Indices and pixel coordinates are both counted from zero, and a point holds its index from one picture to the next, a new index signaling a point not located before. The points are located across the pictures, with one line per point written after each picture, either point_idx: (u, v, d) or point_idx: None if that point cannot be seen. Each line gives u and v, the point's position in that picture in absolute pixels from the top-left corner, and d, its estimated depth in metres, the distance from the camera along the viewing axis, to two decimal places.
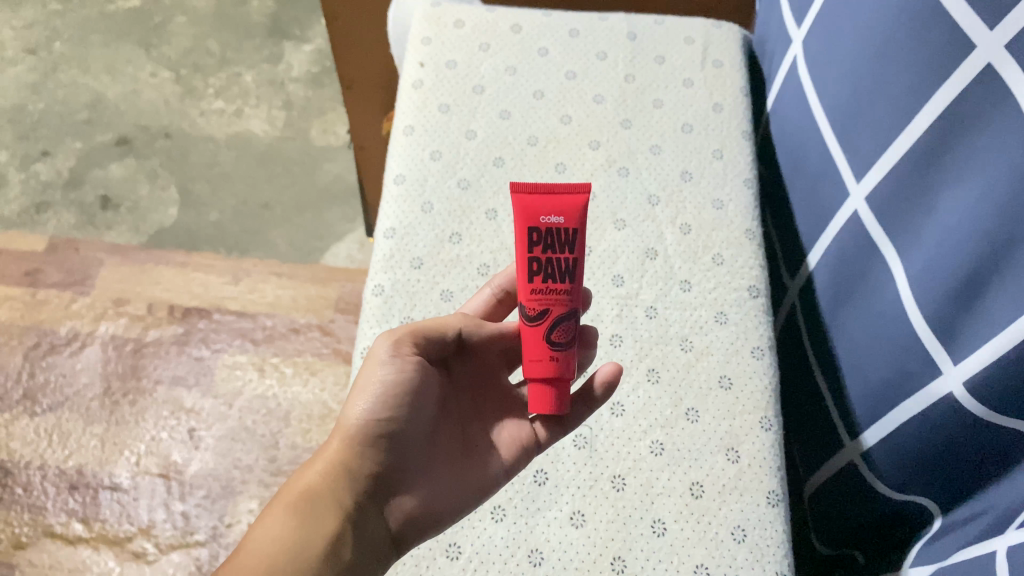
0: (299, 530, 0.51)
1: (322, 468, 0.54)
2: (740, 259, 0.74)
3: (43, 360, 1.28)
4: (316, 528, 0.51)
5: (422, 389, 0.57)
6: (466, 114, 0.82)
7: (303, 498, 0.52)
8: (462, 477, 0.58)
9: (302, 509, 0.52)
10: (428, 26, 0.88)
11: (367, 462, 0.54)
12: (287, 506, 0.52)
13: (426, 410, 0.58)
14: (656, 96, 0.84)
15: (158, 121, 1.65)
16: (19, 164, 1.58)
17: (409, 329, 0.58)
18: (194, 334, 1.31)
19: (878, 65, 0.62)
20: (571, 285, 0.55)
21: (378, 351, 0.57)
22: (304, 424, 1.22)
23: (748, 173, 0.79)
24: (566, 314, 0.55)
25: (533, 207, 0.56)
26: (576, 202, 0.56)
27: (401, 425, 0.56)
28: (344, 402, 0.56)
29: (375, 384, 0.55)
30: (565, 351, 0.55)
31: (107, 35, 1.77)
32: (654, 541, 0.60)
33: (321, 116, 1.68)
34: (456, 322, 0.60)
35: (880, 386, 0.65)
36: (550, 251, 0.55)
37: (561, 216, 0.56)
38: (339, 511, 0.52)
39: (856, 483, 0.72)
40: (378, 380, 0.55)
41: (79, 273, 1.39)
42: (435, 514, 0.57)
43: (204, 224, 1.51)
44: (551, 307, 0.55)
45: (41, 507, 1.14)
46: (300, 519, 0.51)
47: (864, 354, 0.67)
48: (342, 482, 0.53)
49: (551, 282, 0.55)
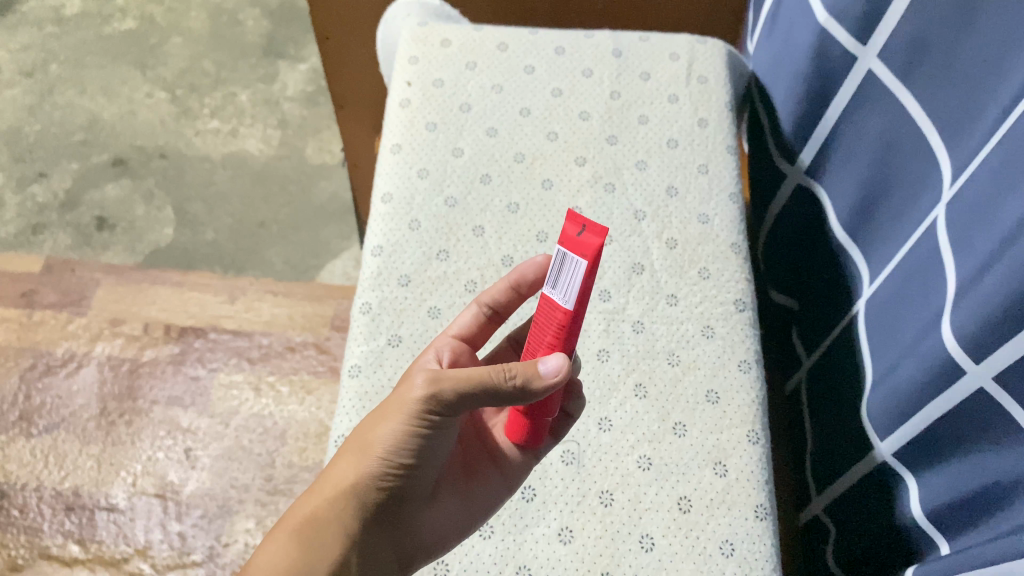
0: (303, 558, 0.51)
1: (330, 495, 0.53)
2: (726, 273, 0.74)
3: (40, 381, 1.28)
4: (321, 557, 0.51)
5: (447, 431, 0.53)
6: (453, 131, 0.82)
7: (307, 525, 0.52)
8: (468, 500, 0.58)
9: (306, 536, 0.52)
10: (415, 45, 0.89)
11: (378, 495, 0.53)
12: (292, 532, 0.52)
13: (446, 446, 0.55)
14: (642, 112, 0.84)
15: (154, 141, 1.66)
16: (16, 187, 1.59)
17: (455, 380, 0.50)
18: (190, 353, 1.31)
19: (914, 65, 0.61)
20: None
21: (413, 394, 0.51)
22: (301, 442, 1.21)
23: (734, 188, 0.80)
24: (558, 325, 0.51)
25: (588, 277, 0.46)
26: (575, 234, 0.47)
27: (418, 465, 0.53)
28: (363, 432, 0.53)
29: (397, 428, 0.51)
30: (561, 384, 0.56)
31: (103, 57, 1.78)
32: (643, 557, 0.60)
33: (317, 134, 1.69)
34: (505, 378, 0.49)
35: (890, 379, 0.64)
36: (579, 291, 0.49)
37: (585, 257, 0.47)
38: (345, 539, 0.52)
39: (861, 498, 0.72)
40: (403, 426, 0.51)
41: (75, 293, 1.39)
42: (439, 540, 0.56)
43: (201, 243, 1.53)
44: None
45: (37, 529, 1.14)
46: (305, 546, 0.51)
47: (884, 352, 0.66)
48: (350, 514, 0.52)
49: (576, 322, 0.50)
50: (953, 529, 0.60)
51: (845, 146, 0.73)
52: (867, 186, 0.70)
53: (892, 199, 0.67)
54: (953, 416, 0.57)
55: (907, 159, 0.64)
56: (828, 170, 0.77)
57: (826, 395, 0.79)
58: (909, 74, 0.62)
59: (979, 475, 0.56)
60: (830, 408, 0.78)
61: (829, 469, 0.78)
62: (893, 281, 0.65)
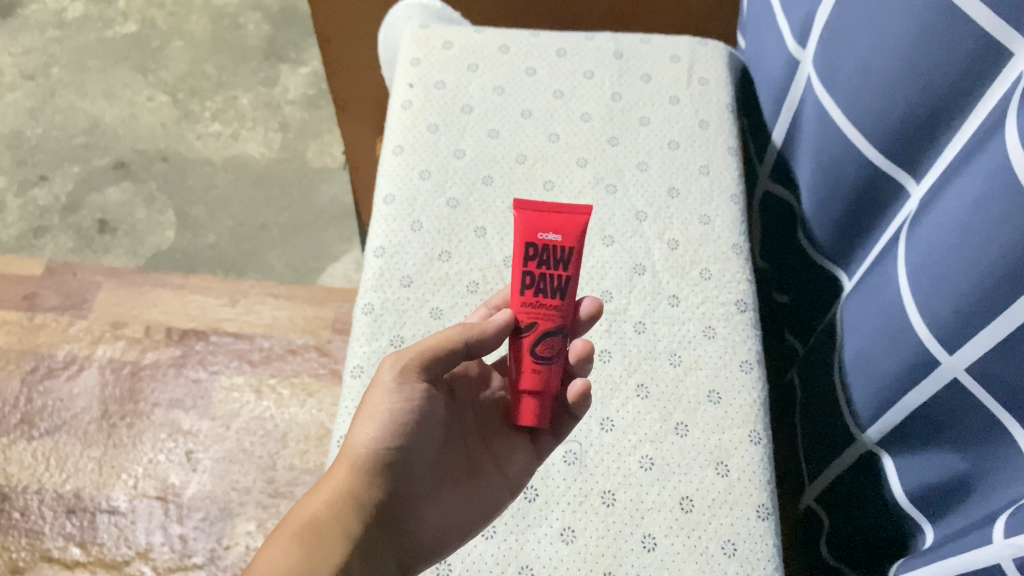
0: (305, 561, 0.49)
1: (328, 496, 0.53)
2: (728, 274, 0.74)
3: (41, 384, 1.28)
4: (323, 558, 0.50)
5: (429, 415, 0.56)
6: (455, 132, 0.83)
7: (308, 529, 0.51)
8: (467, 500, 0.58)
9: (308, 539, 0.50)
10: (417, 47, 0.89)
11: (377, 487, 0.53)
12: (291, 536, 0.50)
13: (432, 436, 0.57)
14: (643, 113, 0.85)
15: (155, 144, 1.66)
16: (17, 190, 1.59)
17: (417, 351, 0.56)
18: (192, 356, 1.32)
19: (866, 72, 0.63)
20: (562, 301, 0.56)
21: (385, 377, 0.56)
22: (301, 445, 1.21)
23: (736, 189, 0.80)
24: (563, 280, 0.56)
25: (536, 220, 0.57)
26: (574, 223, 0.57)
27: (409, 452, 0.55)
28: (350, 429, 0.55)
29: (383, 411, 0.54)
30: (549, 364, 0.56)
31: (104, 61, 1.79)
32: (645, 556, 0.60)
33: (318, 137, 1.70)
34: (459, 336, 0.57)
35: (867, 376, 0.66)
36: (544, 267, 0.56)
37: (558, 235, 0.56)
38: (347, 540, 0.51)
39: (856, 492, 0.72)
40: (387, 407, 0.54)
41: (77, 296, 1.39)
42: (440, 538, 0.56)
43: (202, 246, 1.53)
44: (539, 321, 0.56)
45: (39, 532, 1.14)
46: (307, 548, 0.50)
47: (858, 347, 0.68)
48: (349, 509, 0.52)
49: (542, 297, 0.56)
50: (942, 519, 0.61)
51: (812, 152, 0.76)
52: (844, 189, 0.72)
53: (868, 202, 0.68)
54: (925, 404, 0.59)
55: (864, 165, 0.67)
56: (806, 172, 0.79)
57: (815, 395, 0.79)
58: (863, 82, 0.64)
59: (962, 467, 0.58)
60: (820, 405, 0.78)
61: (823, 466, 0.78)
62: (864, 283, 0.66)
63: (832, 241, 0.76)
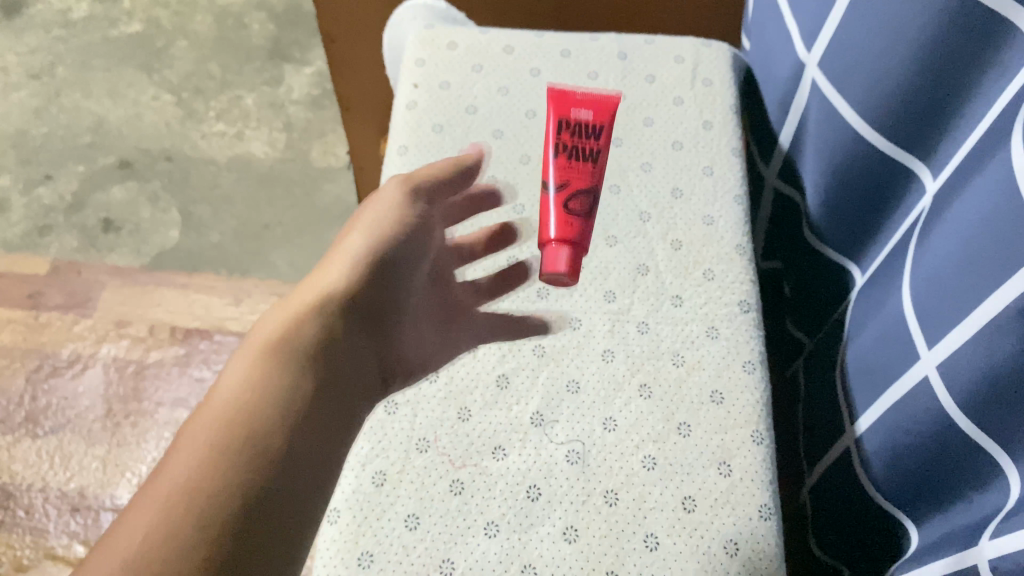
0: (271, 380, 0.50)
1: (317, 292, 0.57)
2: (730, 274, 0.74)
3: (45, 382, 1.28)
4: (288, 371, 0.51)
5: (419, 235, 0.62)
6: (459, 133, 0.83)
7: (273, 344, 0.52)
8: (444, 330, 0.65)
9: (272, 354, 0.52)
10: (422, 47, 0.90)
11: (309, 373, 0.51)
12: (258, 352, 0.52)
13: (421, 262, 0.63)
14: (647, 114, 0.85)
15: (160, 144, 1.67)
16: (22, 189, 1.60)
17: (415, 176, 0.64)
18: (196, 355, 1.32)
19: (875, 70, 0.64)
20: (596, 163, 0.63)
21: (388, 191, 0.63)
22: None
23: (738, 189, 0.80)
24: (593, 152, 0.63)
25: (569, 103, 0.65)
26: (607, 105, 0.64)
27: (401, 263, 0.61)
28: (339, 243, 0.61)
29: (377, 216, 0.61)
30: (582, 216, 0.62)
31: (109, 60, 1.80)
32: (647, 556, 0.60)
33: (322, 137, 1.70)
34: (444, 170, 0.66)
35: (877, 373, 0.67)
36: (578, 138, 0.63)
37: (592, 112, 0.64)
38: (329, 319, 0.55)
39: (853, 494, 0.73)
40: (381, 212, 0.62)
41: (81, 295, 1.40)
42: (417, 353, 0.62)
43: (206, 246, 1.54)
44: (577, 179, 0.63)
45: (43, 529, 1.14)
46: (271, 366, 0.51)
47: (872, 345, 0.68)
48: (339, 299, 0.56)
49: (578, 159, 0.63)
50: (928, 522, 0.63)
51: (815, 152, 0.77)
52: (852, 192, 0.72)
53: (870, 201, 0.70)
54: (920, 407, 0.60)
55: (872, 164, 0.68)
56: (808, 176, 0.80)
57: (823, 394, 0.79)
58: (872, 83, 0.65)
59: (941, 474, 0.60)
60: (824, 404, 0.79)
61: (829, 468, 0.79)
62: (886, 281, 0.67)
63: (842, 240, 0.76)
